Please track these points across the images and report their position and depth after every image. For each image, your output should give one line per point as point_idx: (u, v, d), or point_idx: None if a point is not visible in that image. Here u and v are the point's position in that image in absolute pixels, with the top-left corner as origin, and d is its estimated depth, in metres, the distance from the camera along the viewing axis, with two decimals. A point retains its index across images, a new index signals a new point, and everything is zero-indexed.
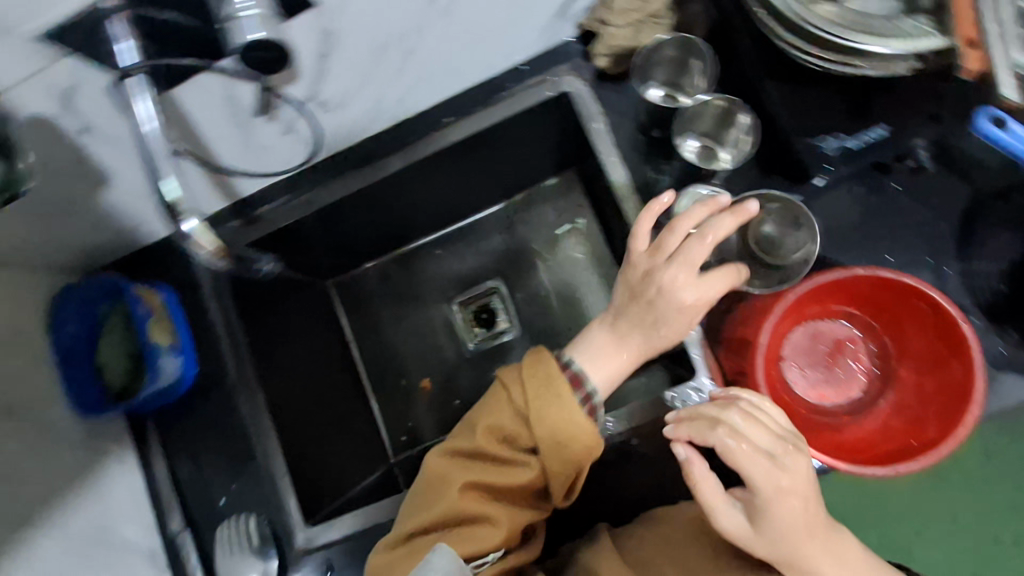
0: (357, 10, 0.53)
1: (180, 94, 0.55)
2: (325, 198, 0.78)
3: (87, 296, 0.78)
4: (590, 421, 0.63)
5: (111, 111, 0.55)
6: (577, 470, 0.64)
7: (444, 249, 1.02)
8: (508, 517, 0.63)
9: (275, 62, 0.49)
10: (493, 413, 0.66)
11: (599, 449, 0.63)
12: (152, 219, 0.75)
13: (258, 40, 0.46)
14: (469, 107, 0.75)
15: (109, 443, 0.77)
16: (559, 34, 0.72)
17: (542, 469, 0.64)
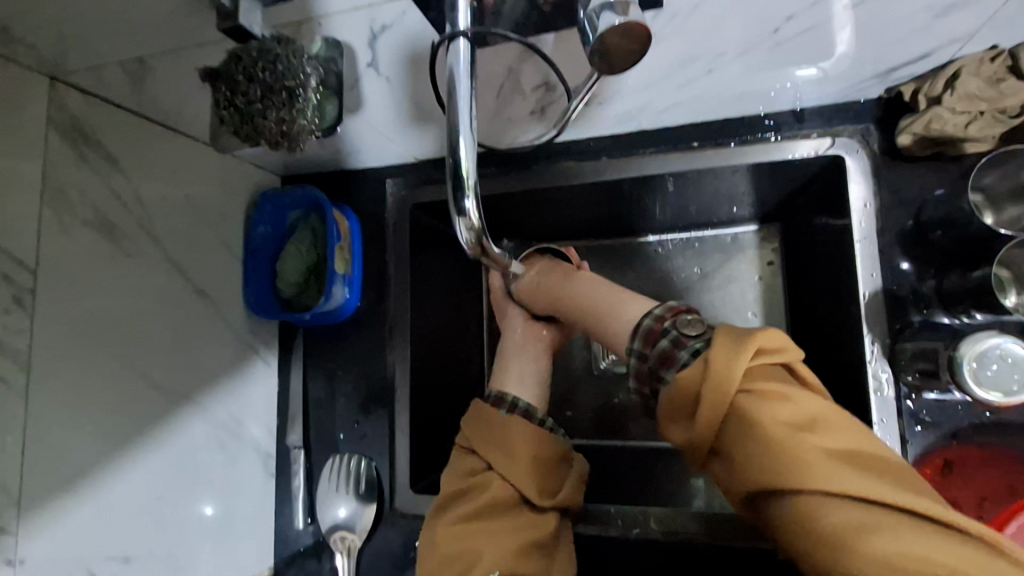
0: (697, 16, 0.54)
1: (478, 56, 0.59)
2: (528, 179, 0.74)
3: (286, 201, 0.79)
4: (524, 420, 0.66)
5: (415, 53, 0.59)
6: (532, 476, 0.63)
7: (603, 259, 0.91)
8: (518, 483, 0.62)
9: (627, 54, 0.44)
10: (476, 431, 0.67)
11: (549, 459, 0.65)
12: (370, 153, 0.76)
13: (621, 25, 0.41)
14: (721, 137, 0.68)
15: (260, 342, 0.80)
16: (862, 94, 0.62)
17: (503, 463, 0.64)
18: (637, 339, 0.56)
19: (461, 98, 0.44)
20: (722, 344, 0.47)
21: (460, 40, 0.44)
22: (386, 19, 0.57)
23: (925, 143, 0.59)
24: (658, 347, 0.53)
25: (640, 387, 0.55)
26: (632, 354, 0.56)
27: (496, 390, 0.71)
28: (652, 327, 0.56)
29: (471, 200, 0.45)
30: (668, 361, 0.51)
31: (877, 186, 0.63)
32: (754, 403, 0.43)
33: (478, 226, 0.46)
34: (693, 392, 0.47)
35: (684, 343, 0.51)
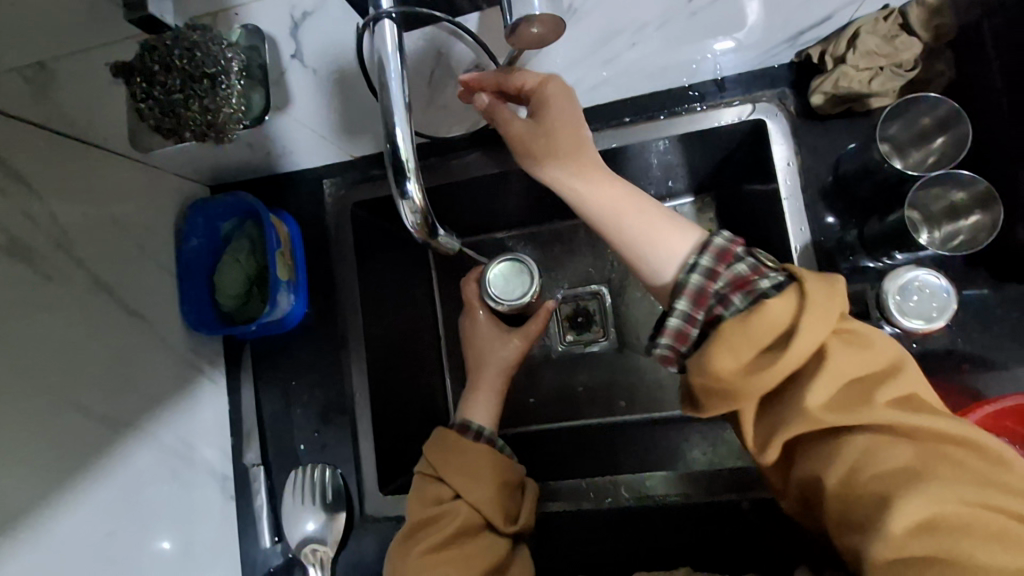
0: None
1: (407, 39, 0.59)
2: (472, 166, 0.74)
3: (220, 210, 0.76)
4: (489, 450, 0.67)
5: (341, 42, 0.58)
6: (495, 501, 0.64)
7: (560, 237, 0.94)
8: (484, 509, 0.63)
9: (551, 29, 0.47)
10: (445, 455, 0.67)
11: (509, 484, 0.66)
12: (304, 154, 0.74)
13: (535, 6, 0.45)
14: (651, 112, 0.71)
15: (205, 362, 0.76)
16: (776, 59, 0.66)
17: (469, 496, 0.64)
18: (706, 253, 0.51)
19: (391, 79, 0.43)
20: (821, 285, 0.47)
21: (385, 21, 0.43)
22: (307, 5, 0.56)
23: (835, 102, 0.63)
24: (733, 271, 0.49)
25: (693, 310, 0.50)
26: (693, 270, 0.50)
27: (462, 419, 0.73)
28: (723, 246, 0.51)
29: (413, 183, 0.44)
30: (744, 287, 0.49)
31: (799, 146, 0.67)
32: (834, 348, 0.46)
33: (423, 208, 0.46)
34: (773, 329, 0.46)
35: (763, 273, 0.49)
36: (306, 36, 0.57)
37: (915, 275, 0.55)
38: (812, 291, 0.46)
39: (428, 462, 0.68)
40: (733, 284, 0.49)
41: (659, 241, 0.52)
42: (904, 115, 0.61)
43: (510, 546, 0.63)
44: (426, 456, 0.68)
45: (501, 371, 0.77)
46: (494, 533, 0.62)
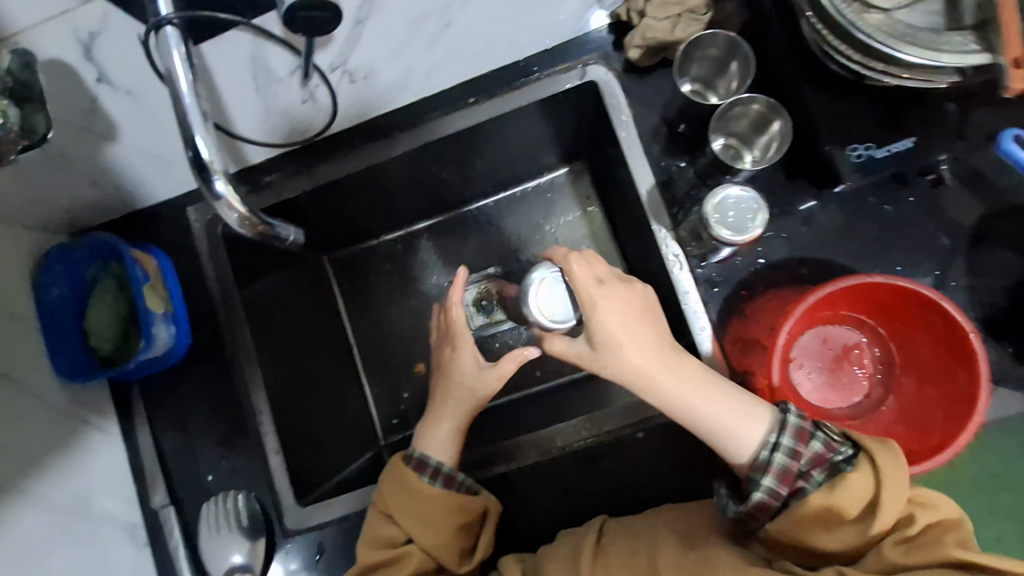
0: None
1: (209, 50, 0.52)
2: (336, 167, 0.76)
3: (80, 255, 0.74)
4: (444, 493, 0.66)
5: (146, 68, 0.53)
6: (448, 540, 0.66)
7: (453, 226, 1.00)
8: (438, 556, 0.65)
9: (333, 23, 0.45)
10: (393, 497, 0.67)
11: (464, 522, 0.66)
12: (157, 182, 0.73)
13: None
14: (493, 90, 0.74)
15: (90, 413, 0.73)
16: (592, 21, 0.70)
17: (421, 540, 0.65)
18: (786, 435, 0.57)
19: (181, 85, 0.43)
20: (885, 452, 0.53)
21: (166, 28, 0.43)
22: (91, 24, 0.45)
23: (651, 53, 0.68)
24: (810, 451, 0.55)
25: (777, 486, 0.56)
26: (777, 451, 0.56)
27: (421, 452, 0.70)
28: (797, 425, 0.57)
29: (223, 180, 0.44)
30: (821, 464, 0.55)
31: (630, 99, 0.72)
32: (890, 484, 0.52)
33: (244, 208, 0.46)
34: (860, 498, 0.53)
35: (835, 446, 0.55)
36: (100, 62, 0.50)
37: (725, 193, 0.61)
38: (886, 460, 0.52)
39: (379, 507, 0.68)
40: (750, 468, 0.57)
41: (738, 424, 0.57)
42: (698, 53, 0.67)
43: None
44: (376, 499, 0.69)
45: (463, 411, 0.73)
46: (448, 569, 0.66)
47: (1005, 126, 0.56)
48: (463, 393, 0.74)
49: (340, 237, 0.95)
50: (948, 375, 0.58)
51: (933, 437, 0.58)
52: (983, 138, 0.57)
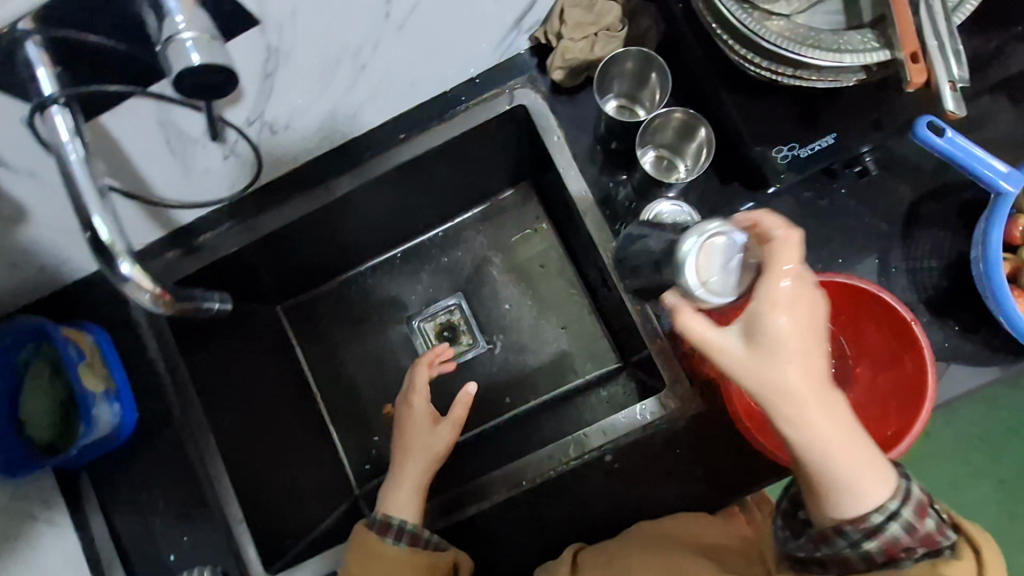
0: (306, 25, 0.51)
1: (108, 121, 0.50)
2: (273, 219, 0.75)
3: (6, 341, 0.69)
4: (404, 553, 0.65)
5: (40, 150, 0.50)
6: None
7: (405, 260, 0.98)
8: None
9: (227, 87, 0.43)
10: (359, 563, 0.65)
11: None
12: (82, 255, 0.70)
13: (201, 65, 0.40)
14: (423, 123, 0.73)
15: (36, 507, 0.69)
16: (514, 46, 0.70)
17: None
18: (907, 505, 0.47)
19: (74, 167, 0.42)
20: (992, 548, 0.46)
21: (53, 109, 0.41)
22: None
23: (574, 74, 0.68)
24: (926, 529, 0.47)
25: (877, 554, 0.48)
26: (896, 519, 0.47)
27: (382, 513, 0.69)
28: (921, 498, 0.48)
29: (128, 261, 0.42)
30: (930, 545, 0.47)
31: (560, 120, 0.72)
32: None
33: (155, 287, 0.44)
34: None
35: (944, 531, 0.47)
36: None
37: (658, 210, 0.65)
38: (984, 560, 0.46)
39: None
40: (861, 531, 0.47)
41: (870, 486, 0.47)
42: (615, 69, 0.68)
43: None
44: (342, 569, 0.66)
45: (427, 462, 0.73)
46: None
47: (919, 112, 0.57)
48: (426, 443, 0.75)
49: (289, 285, 0.93)
50: (897, 361, 0.60)
51: (889, 426, 0.59)
52: (901, 125, 0.58)
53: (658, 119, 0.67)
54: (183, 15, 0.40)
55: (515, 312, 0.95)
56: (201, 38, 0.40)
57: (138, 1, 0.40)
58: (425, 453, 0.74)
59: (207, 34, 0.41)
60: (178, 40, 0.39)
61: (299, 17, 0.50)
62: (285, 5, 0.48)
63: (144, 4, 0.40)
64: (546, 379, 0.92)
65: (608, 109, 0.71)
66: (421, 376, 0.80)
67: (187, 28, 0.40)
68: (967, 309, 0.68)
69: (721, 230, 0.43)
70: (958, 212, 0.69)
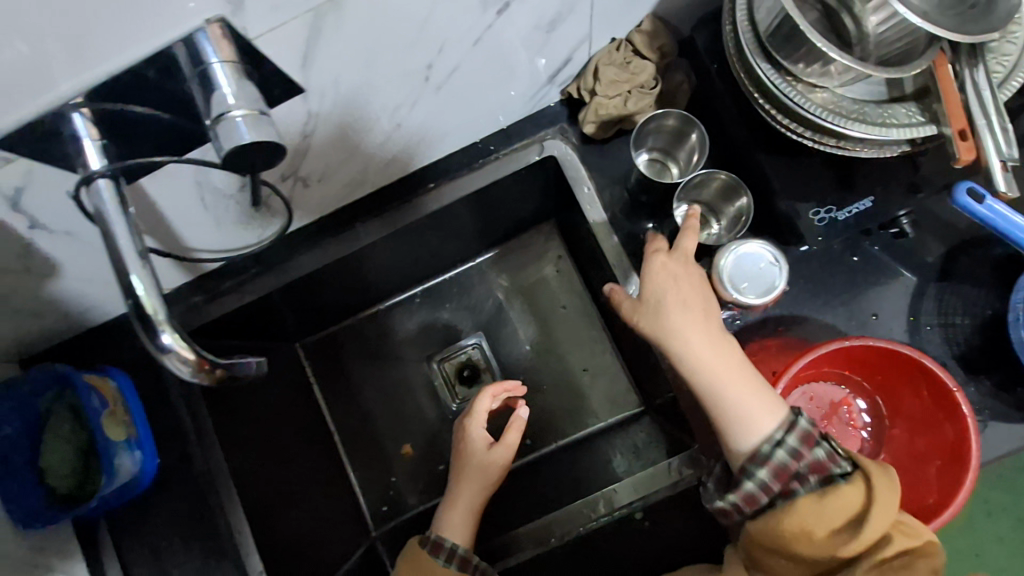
0: (347, 91, 0.51)
1: (147, 183, 0.50)
2: (300, 265, 0.74)
3: (28, 389, 0.68)
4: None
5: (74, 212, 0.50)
6: None
7: (426, 298, 0.98)
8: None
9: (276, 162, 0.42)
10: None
11: None
12: (107, 303, 0.69)
13: (251, 143, 0.40)
14: (453, 171, 0.73)
15: (52, 559, 0.67)
16: (545, 98, 0.71)
17: None
18: (792, 434, 0.55)
19: (118, 238, 0.40)
20: (882, 476, 0.52)
21: (98, 182, 0.41)
22: (15, 182, 0.43)
23: (607, 126, 0.68)
24: (812, 456, 0.53)
25: (771, 481, 0.54)
26: (781, 447, 0.54)
27: (436, 533, 0.69)
28: (805, 429, 0.55)
29: (169, 332, 0.40)
30: (822, 471, 0.53)
31: (590, 171, 0.72)
32: (882, 501, 0.51)
33: (194, 354, 0.42)
34: (851, 508, 0.51)
35: (836, 460, 0.54)
36: (33, 213, 0.47)
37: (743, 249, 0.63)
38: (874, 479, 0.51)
39: None
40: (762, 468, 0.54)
41: (756, 410, 0.56)
42: (652, 126, 0.67)
43: None
44: None
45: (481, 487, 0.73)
46: None
47: (959, 178, 0.57)
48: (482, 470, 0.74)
49: (310, 324, 0.92)
50: (937, 429, 0.60)
51: (929, 494, 0.59)
52: (939, 189, 0.58)
53: (701, 178, 0.66)
54: (233, 92, 0.40)
55: (537, 353, 0.94)
56: (251, 114, 0.40)
57: (189, 76, 0.41)
58: (481, 484, 0.73)
59: (255, 108, 0.40)
60: (230, 118, 0.39)
61: (341, 85, 0.50)
62: (329, 74, 0.48)
63: (194, 80, 0.41)
64: (568, 423, 0.91)
65: (643, 167, 0.70)
66: (483, 404, 0.76)
67: (237, 105, 0.40)
68: (1003, 369, 0.67)
69: (740, 248, 0.62)
70: (993, 269, 0.68)
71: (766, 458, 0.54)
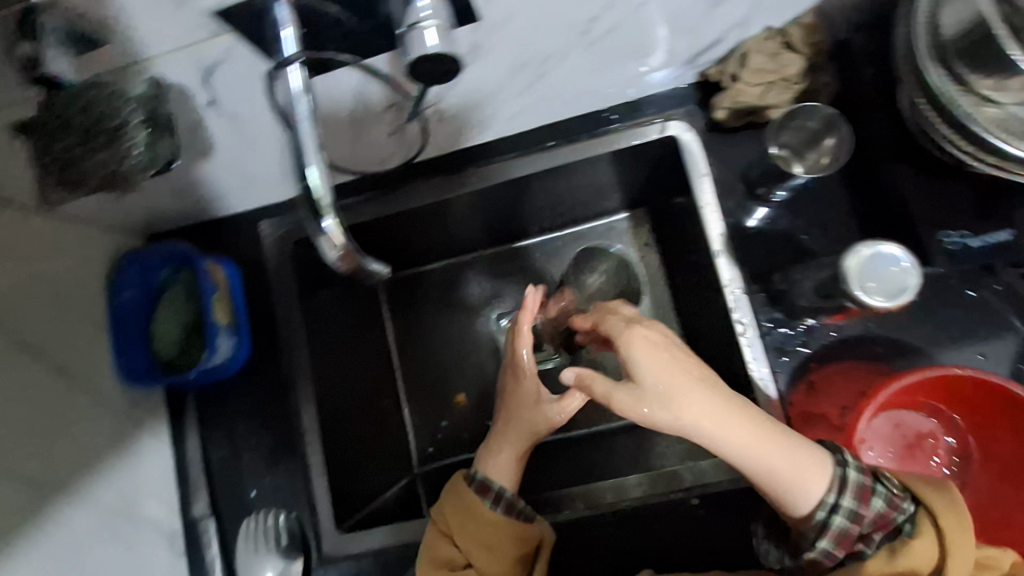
0: (515, 30, 0.53)
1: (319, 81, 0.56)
2: (410, 196, 0.76)
3: (154, 260, 0.76)
4: (504, 519, 0.65)
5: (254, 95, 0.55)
6: (509, 567, 0.65)
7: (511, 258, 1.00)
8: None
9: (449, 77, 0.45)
10: (455, 516, 0.66)
11: (525, 546, 0.65)
12: (234, 196, 0.75)
13: (436, 53, 0.43)
14: (575, 135, 0.74)
15: (146, 416, 0.74)
16: (680, 78, 0.71)
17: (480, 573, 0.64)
18: (846, 495, 0.54)
19: (300, 122, 0.44)
20: (941, 500, 0.53)
21: (288, 67, 0.44)
22: (213, 55, 0.49)
23: (739, 115, 0.68)
24: (871, 511, 0.53)
25: (834, 550, 0.54)
26: (838, 510, 0.53)
27: (480, 475, 0.68)
28: (858, 483, 0.54)
29: (331, 217, 0.44)
30: (885, 526, 0.53)
31: (712, 158, 0.72)
32: (954, 544, 0.51)
33: (343, 242, 0.46)
34: (930, 563, 0.51)
35: (897, 502, 0.54)
36: (214, 88, 0.54)
37: (878, 248, 0.57)
38: (945, 506, 0.52)
39: (434, 531, 0.67)
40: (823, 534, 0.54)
41: (808, 479, 0.53)
42: (795, 122, 0.68)
43: None
44: (432, 523, 0.68)
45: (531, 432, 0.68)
46: None
47: None
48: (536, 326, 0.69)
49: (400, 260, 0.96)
50: None
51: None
52: None
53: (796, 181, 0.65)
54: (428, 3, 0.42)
55: None
56: (439, 27, 0.43)
57: None
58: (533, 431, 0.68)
59: (444, 22, 0.43)
60: (421, 28, 0.42)
61: (511, 23, 0.52)
62: (506, 9, 0.50)
63: None
64: None
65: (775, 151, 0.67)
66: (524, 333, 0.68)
67: (430, 15, 0.42)
68: None
69: (880, 246, 0.56)
70: None
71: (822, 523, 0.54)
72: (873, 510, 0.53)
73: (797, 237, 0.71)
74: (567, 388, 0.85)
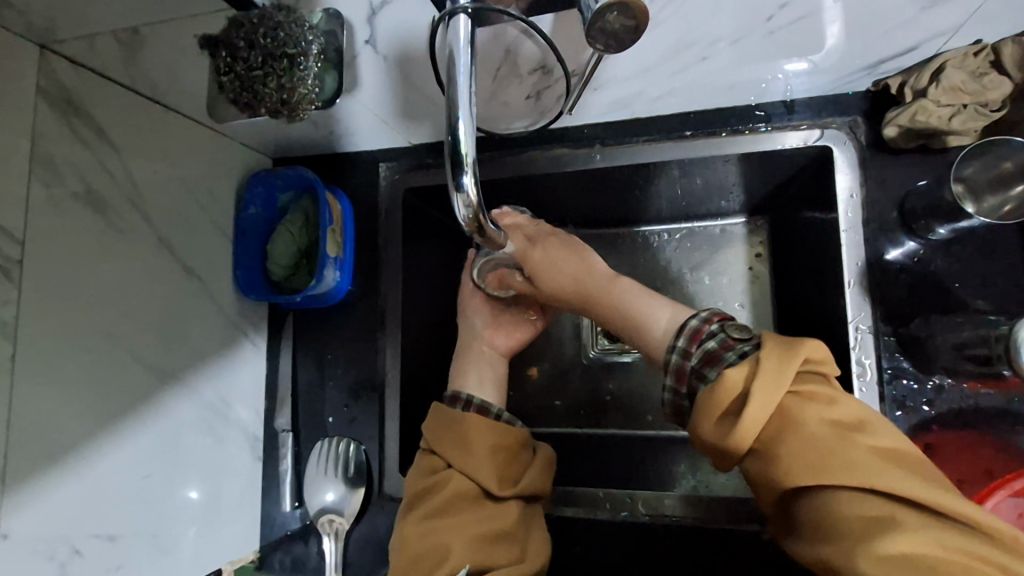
0: None
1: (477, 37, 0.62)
2: (526, 161, 0.73)
3: (278, 183, 0.79)
4: (474, 416, 0.67)
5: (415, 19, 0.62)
6: (491, 467, 0.64)
7: None
8: (479, 475, 0.63)
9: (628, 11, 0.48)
10: (433, 430, 0.68)
11: (504, 440, 0.66)
12: (361, 136, 0.77)
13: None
14: (715, 127, 0.69)
15: (248, 326, 0.79)
16: (850, 86, 0.64)
17: (462, 475, 0.63)
18: (681, 335, 0.57)
19: (460, 75, 0.46)
20: (774, 350, 0.49)
21: (460, 15, 0.47)
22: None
23: (910, 136, 0.62)
24: (704, 347, 0.54)
25: (677, 386, 0.56)
26: (672, 351, 0.57)
27: (451, 390, 0.72)
28: (696, 327, 0.57)
29: (470, 176, 0.46)
30: (712, 362, 0.53)
31: (865, 179, 0.65)
32: (791, 402, 0.46)
33: (476, 203, 0.47)
34: (737, 394, 0.48)
35: (732, 345, 0.53)
36: (377, 25, 0.63)
37: None
38: (751, 363, 0.49)
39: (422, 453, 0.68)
40: (676, 373, 0.56)
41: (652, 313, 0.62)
42: (986, 155, 0.59)
43: (517, 510, 0.63)
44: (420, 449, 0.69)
45: (494, 343, 0.76)
46: (495, 505, 0.62)
47: None
48: (552, 274, 0.69)
49: None
50: None
51: None
52: None
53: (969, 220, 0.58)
54: None
55: None
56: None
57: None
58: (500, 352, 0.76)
59: None
60: None
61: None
62: None
63: None
64: None
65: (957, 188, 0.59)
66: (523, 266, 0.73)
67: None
68: None
69: None
70: None
71: (690, 360, 0.55)
72: (694, 342, 0.56)
73: (946, 283, 0.64)
74: (645, 387, 0.83)
